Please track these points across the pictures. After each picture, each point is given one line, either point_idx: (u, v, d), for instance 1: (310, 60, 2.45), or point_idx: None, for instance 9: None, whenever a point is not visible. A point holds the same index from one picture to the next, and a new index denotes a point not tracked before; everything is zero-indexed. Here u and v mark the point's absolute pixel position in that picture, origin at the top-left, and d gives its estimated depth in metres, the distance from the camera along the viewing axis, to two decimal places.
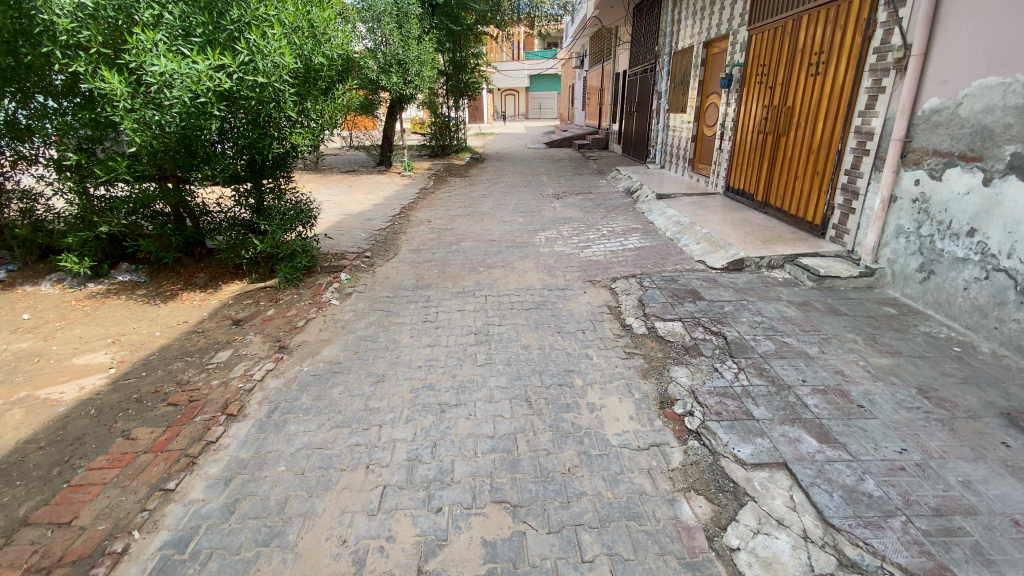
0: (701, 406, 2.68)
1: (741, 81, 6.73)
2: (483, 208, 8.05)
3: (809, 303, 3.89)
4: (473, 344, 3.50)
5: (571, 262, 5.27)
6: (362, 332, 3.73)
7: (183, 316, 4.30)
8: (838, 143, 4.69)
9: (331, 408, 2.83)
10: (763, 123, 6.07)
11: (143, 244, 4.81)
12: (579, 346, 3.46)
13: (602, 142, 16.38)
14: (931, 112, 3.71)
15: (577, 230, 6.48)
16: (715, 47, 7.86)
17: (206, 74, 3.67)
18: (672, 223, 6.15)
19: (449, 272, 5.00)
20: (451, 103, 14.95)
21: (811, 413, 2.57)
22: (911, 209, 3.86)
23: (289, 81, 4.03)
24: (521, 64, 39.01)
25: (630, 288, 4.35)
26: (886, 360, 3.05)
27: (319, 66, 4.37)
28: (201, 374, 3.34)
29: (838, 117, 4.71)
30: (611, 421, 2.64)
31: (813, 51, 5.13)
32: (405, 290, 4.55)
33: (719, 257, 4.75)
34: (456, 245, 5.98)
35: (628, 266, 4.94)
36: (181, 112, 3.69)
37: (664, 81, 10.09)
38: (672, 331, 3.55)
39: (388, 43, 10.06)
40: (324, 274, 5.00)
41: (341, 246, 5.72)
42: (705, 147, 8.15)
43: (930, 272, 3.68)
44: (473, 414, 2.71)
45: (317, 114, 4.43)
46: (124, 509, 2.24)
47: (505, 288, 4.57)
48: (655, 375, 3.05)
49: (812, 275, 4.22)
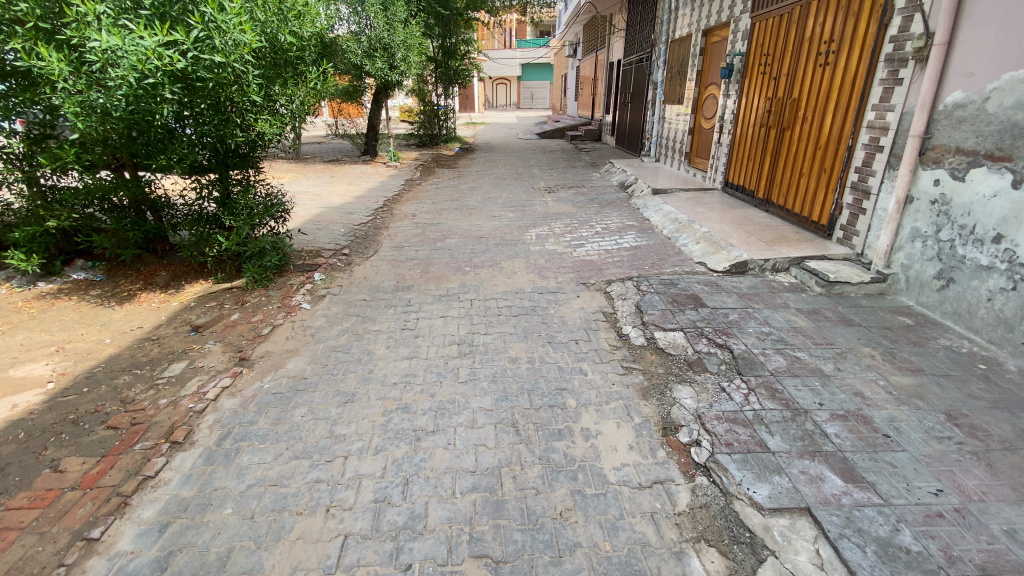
0: (709, 435, 2.38)
1: (742, 71, 6.41)
2: (472, 201, 7.69)
3: (819, 312, 3.61)
4: (455, 357, 3.17)
5: (563, 262, 4.95)
6: (333, 342, 3.38)
7: (138, 321, 3.92)
8: (848, 138, 4.40)
9: (290, 435, 2.50)
10: (766, 116, 5.76)
11: (98, 240, 4.43)
12: (572, 359, 3.15)
13: (594, 134, 16.02)
14: (954, 106, 3.42)
15: (569, 227, 6.15)
16: (714, 36, 7.54)
17: (155, 51, 3.23)
18: (669, 221, 5.85)
19: (432, 273, 4.65)
20: (440, 91, 14.45)
21: (832, 444, 2.28)
22: (928, 211, 3.58)
23: (252, 61, 3.61)
24: (513, 53, 38.46)
25: (626, 293, 4.04)
26: (908, 380, 2.77)
27: (289, 47, 3.97)
28: (149, 391, 2.98)
29: (849, 109, 4.42)
30: (609, 451, 2.34)
31: (821, 39, 4.83)
32: (384, 293, 4.20)
33: (721, 260, 4.44)
34: (441, 242, 5.62)
35: (624, 267, 4.63)
36: (129, 95, 3.28)
37: (660, 70, 9.73)
38: (674, 343, 3.25)
39: (372, 27, 9.62)
40: (297, 273, 4.62)
41: (317, 241, 5.33)
42: (702, 140, 7.86)
43: (949, 279, 3.41)
44: (452, 443, 2.39)
45: (286, 100, 4.02)
46: (38, 564, 1.90)
47: (492, 290, 4.25)
48: (657, 396, 2.74)
49: (821, 280, 3.94)
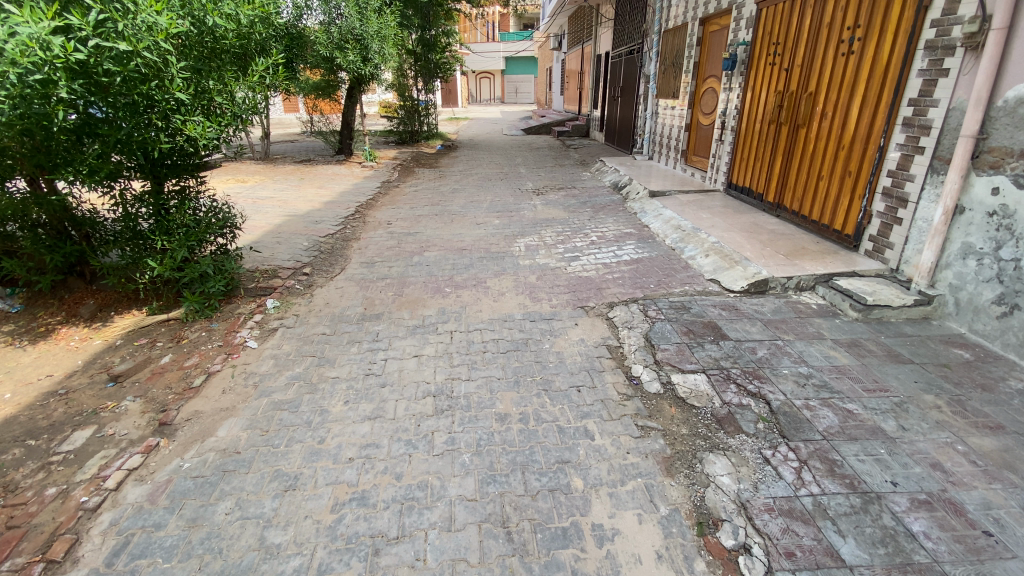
0: (762, 538, 1.83)
1: (746, 63, 5.86)
2: (454, 206, 7.05)
3: (859, 344, 3.08)
4: (430, 415, 2.55)
5: (556, 280, 4.35)
6: (280, 397, 2.76)
7: (48, 366, 3.23)
8: (880, 136, 3.86)
9: (207, 546, 1.88)
10: (775, 112, 5.21)
11: (8, 264, 3.71)
12: (574, 415, 2.55)
13: (582, 129, 15.48)
14: (1018, 102, 2.89)
15: (561, 236, 5.56)
16: (713, 25, 6.98)
17: (38, 38, 2.53)
18: (671, 228, 5.28)
19: (406, 296, 4.03)
20: (421, 86, 13.72)
21: (923, 550, 1.75)
22: (984, 224, 3.06)
23: (172, 50, 2.94)
24: (497, 46, 37.69)
25: (631, 320, 3.47)
26: (990, 443, 2.25)
27: (222, 33, 3.31)
28: (36, 474, 2.33)
29: (880, 104, 3.89)
30: (632, 565, 1.76)
31: (844, 25, 4.29)
32: (347, 324, 3.57)
33: (737, 277, 3.86)
34: (418, 256, 4.99)
35: (626, 286, 4.05)
36: (11, 95, 2.55)
37: (652, 63, 9.17)
38: (696, 390, 2.68)
39: (343, 16, 8.89)
40: (247, 300, 3.97)
41: (274, 258, 4.65)
42: (700, 137, 7.31)
43: (1013, 306, 2.90)
44: (422, 558, 1.79)
45: (219, 96, 3.33)
46: None
47: (475, 318, 3.64)
48: (684, 470, 2.17)
49: (857, 303, 3.40)
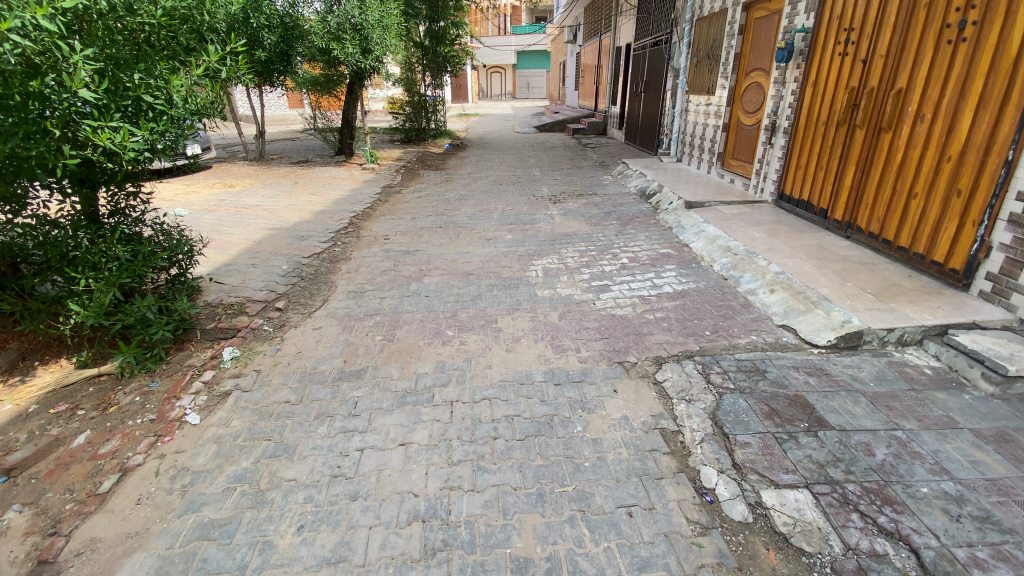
0: None
1: (805, 53, 4.97)
2: (461, 216, 6.25)
3: (1010, 437, 2.24)
4: (416, 559, 1.77)
5: (584, 319, 3.52)
6: (213, 515, 1.99)
7: None
8: (1005, 148, 3.00)
9: None
10: (845, 112, 4.33)
11: None
12: (628, 562, 1.75)
13: (599, 127, 14.57)
14: None
15: (585, 257, 4.73)
16: (759, 10, 6.09)
17: None
18: (718, 250, 4.44)
19: (397, 343, 3.24)
20: (428, 81, 12.91)
21: None
22: None
23: (60, 31, 2.18)
24: (509, 38, 36.72)
25: (689, 389, 2.65)
26: None
27: (140, 9, 2.56)
28: None
29: (1005, 106, 3.02)
30: None
31: (950, 5, 3.42)
32: (319, 388, 2.77)
33: (820, 327, 3.04)
34: (416, 283, 4.19)
35: (674, 332, 3.22)
36: None
37: (681, 55, 8.29)
38: (803, 523, 1.86)
39: (341, 3, 8.13)
40: (202, 347, 3.21)
41: (243, 287, 3.89)
42: (741, 139, 6.43)
43: None
44: None
45: (146, 94, 2.60)
46: None
47: (482, 378, 2.83)
48: None
49: (992, 372, 2.55)
